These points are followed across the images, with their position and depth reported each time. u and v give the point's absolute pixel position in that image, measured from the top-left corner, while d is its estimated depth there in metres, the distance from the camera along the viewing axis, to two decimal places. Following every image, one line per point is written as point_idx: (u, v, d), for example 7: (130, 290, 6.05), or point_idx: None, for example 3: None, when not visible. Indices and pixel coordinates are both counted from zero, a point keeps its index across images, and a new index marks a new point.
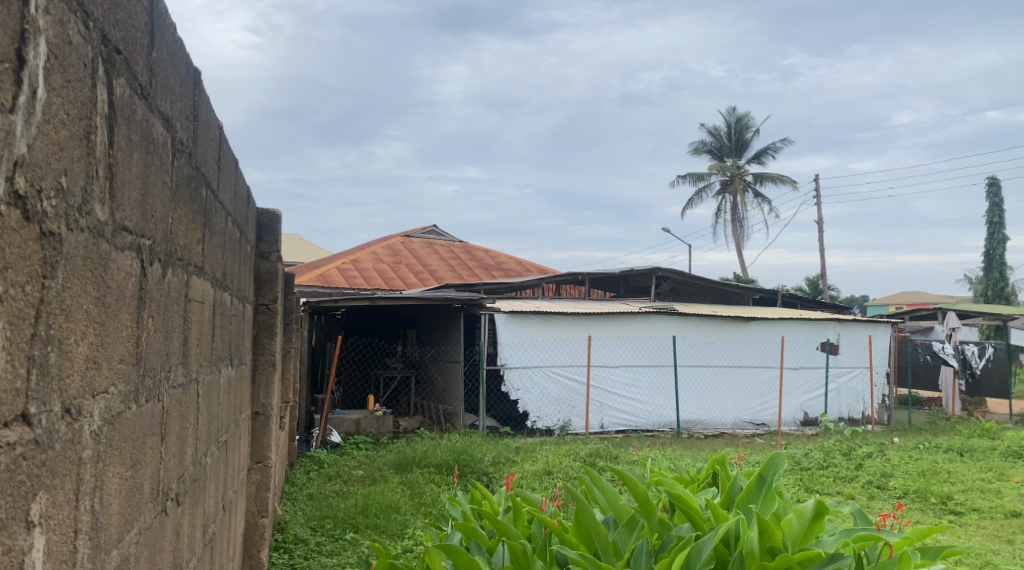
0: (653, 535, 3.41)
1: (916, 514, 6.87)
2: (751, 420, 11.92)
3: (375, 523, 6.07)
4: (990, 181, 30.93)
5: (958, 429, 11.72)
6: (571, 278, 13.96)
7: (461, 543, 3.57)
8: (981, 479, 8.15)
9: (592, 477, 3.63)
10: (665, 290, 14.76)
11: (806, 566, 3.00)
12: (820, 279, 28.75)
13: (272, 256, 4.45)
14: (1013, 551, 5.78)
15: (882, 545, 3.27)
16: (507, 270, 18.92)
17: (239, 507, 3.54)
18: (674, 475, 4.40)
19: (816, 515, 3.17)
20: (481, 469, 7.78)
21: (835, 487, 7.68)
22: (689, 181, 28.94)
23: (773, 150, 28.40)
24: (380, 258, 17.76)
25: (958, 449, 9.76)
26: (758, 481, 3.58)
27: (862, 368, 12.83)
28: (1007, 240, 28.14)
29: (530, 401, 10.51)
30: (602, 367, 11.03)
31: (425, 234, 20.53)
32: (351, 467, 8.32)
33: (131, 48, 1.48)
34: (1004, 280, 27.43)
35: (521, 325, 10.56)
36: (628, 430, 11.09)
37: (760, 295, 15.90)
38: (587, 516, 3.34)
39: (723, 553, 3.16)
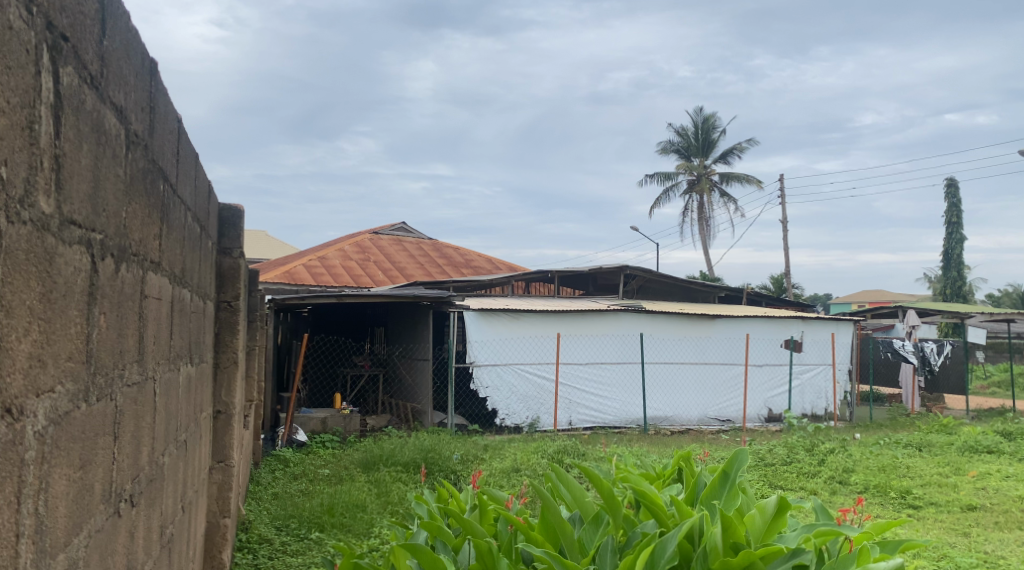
0: (619, 532, 3.42)
1: (876, 509, 6.97)
2: (717, 417, 12.02)
3: (341, 522, 6.03)
4: (948, 182, 31.49)
5: (918, 425, 11.92)
6: (539, 276, 14.00)
7: (427, 542, 3.55)
8: (939, 474, 8.30)
9: (558, 474, 3.63)
10: (633, 288, 14.84)
11: (769, 562, 3.03)
12: (784, 277, 29.07)
13: (235, 253, 4.40)
14: (970, 544, 5.88)
15: (843, 539, 3.32)
16: (475, 268, 18.93)
17: (199, 509, 3.49)
18: (640, 471, 4.43)
19: (778, 511, 3.21)
20: (449, 468, 7.77)
21: (798, 482, 7.77)
22: (656, 180, 29.07)
23: (739, 150, 28.65)
24: (348, 256, 17.66)
25: (917, 445, 9.92)
26: (722, 477, 3.61)
27: (825, 365, 13.00)
28: (964, 240, 28.63)
29: (498, 399, 10.51)
30: (570, 364, 11.06)
31: (394, 231, 20.44)
32: (316, 466, 8.23)
33: (79, 35, 1.45)
34: (962, 279, 27.96)
35: (489, 322, 10.55)
36: (595, 427, 11.14)
37: (727, 293, 16.05)
38: (553, 513, 3.35)
39: (687, 549, 3.18)
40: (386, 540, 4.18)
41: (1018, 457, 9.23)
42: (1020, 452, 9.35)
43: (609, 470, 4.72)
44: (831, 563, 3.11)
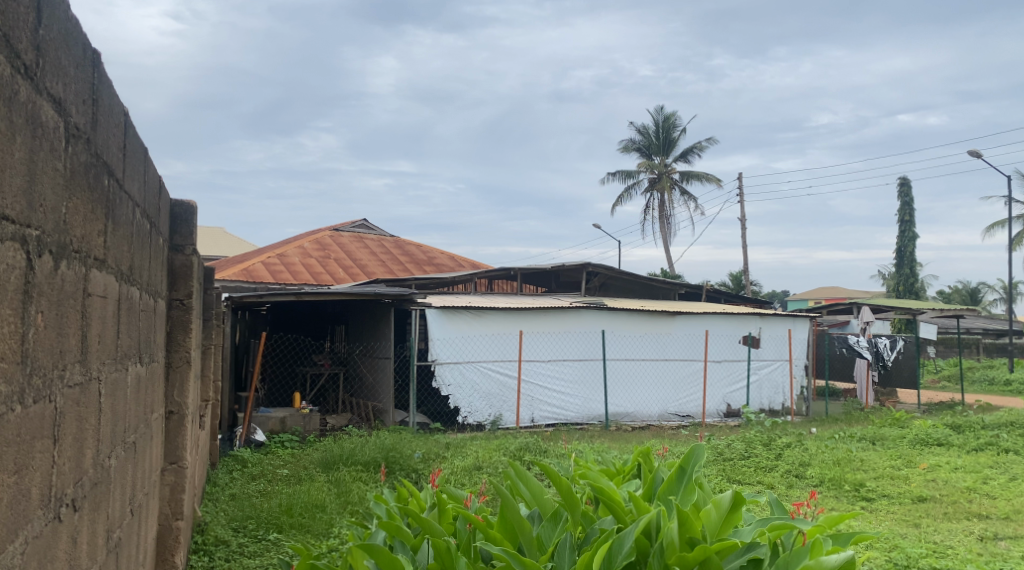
0: (578, 528, 3.45)
1: (830, 501, 7.10)
2: (677, 412, 12.14)
3: (300, 523, 6.00)
4: (901, 181, 32.10)
5: (871, 419, 12.14)
6: (502, 274, 14.02)
7: (385, 542, 3.54)
8: (891, 466, 8.47)
9: (517, 471, 3.64)
10: (595, 285, 14.92)
11: (723, 557, 3.09)
12: (742, 274, 29.40)
13: (187, 250, 4.34)
14: (919, 535, 6.02)
15: (797, 533, 3.38)
16: (438, 266, 18.89)
17: (150, 513, 3.46)
18: (601, 467, 4.47)
19: (733, 505, 3.26)
20: (410, 467, 7.75)
21: (756, 476, 7.90)
22: (618, 178, 29.23)
23: (699, 149, 28.90)
24: (308, 253, 17.51)
25: (870, 438, 10.11)
26: (679, 473, 3.65)
27: (782, 361, 13.19)
28: (916, 237, 29.19)
29: (460, 396, 10.50)
30: (532, 362, 11.09)
31: (355, 228, 20.30)
32: (275, 467, 8.16)
33: (12, 24, 1.44)
34: (915, 276, 28.56)
35: (451, 320, 10.53)
36: (558, 424, 11.19)
37: (687, 290, 16.22)
38: (512, 511, 3.37)
39: (643, 544, 3.22)
40: (345, 540, 4.16)
41: (967, 449, 9.46)
42: (970, 444, 9.59)
43: (571, 467, 4.75)
44: (785, 557, 3.17)
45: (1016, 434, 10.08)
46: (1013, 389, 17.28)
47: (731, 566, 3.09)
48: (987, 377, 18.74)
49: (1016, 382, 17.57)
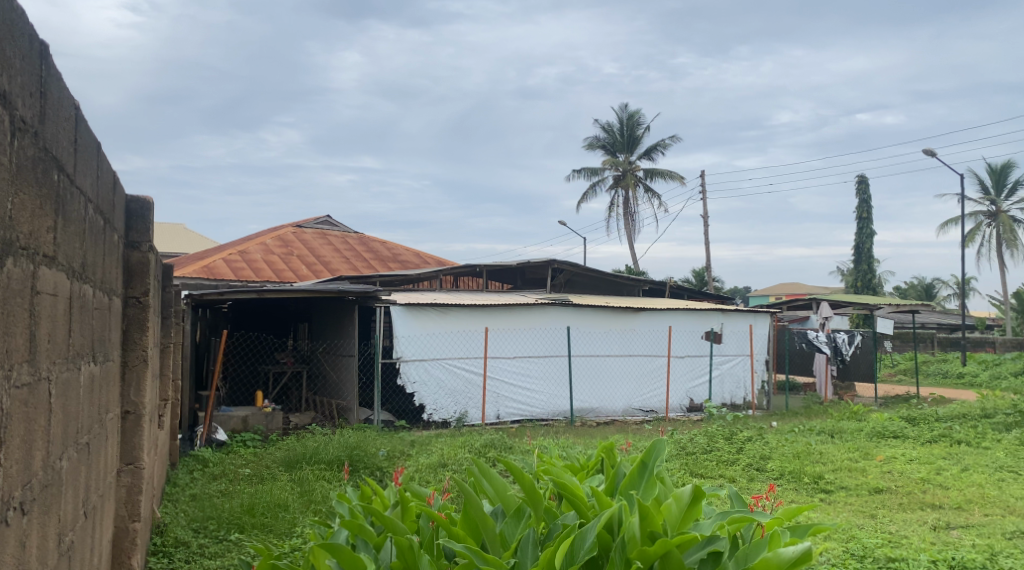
0: (540, 524, 3.47)
1: (790, 494, 7.21)
2: (641, 408, 12.25)
3: (262, 522, 5.97)
4: (860, 179, 32.63)
5: (830, 412, 12.35)
6: (468, 270, 14.03)
7: (348, 541, 3.54)
8: (848, 459, 8.62)
9: (481, 469, 3.64)
10: (560, 282, 14.98)
11: (685, 550, 3.14)
12: (705, 271, 29.67)
13: (143, 247, 4.27)
14: (876, 526, 6.14)
15: (756, 525, 3.43)
16: (402, 262, 18.83)
17: (105, 514, 3.42)
18: (565, 463, 4.51)
19: (693, 499, 3.30)
20: (375, 465, 7.75)
21: (717, 470, 8.01)
22: (583, 175, 29.29)
23: (663, 146, 29.08)
24: (270, 249, 17.34)
25: (829, 432, 10.28)
26: (641, 468, 3.68)
27: (742, 356, 13.35)
28: (874, 234, 29.70)
29: (426, 394, 10.49)
30: (497, 359, 11.11)
31: (318, 224, 20.12)
32: (236, 466, 8.07)
33: None
34: (872, 272, 29.05)
35: (416, 318, 10.51)
36: (523, 420, 11.23)
37: (651, 286, 16.35)
38: (475, 507, 3.39)
39: (606, 539, 3.25)
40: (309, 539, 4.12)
41: (922, 441, 9.66)
42: (924, 436, 9.79)
43: (535, 463, 4.78)
44: (744, 551, 3.21)
45: (968, 426, 10.33)
46: (967, 382, 17.68)
47: (692, 558, 3.13)
48: (942, 370, 19.14)
49: (969, 375, 17.98)
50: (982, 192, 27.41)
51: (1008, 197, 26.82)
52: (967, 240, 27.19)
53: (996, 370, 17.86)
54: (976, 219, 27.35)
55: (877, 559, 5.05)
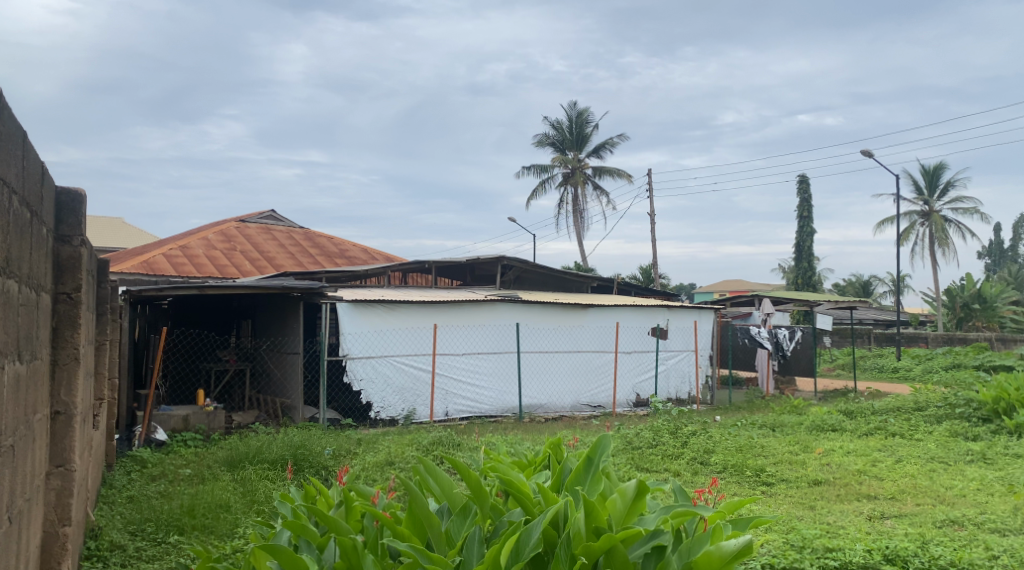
0: (486, 521, 3.45)
1: (732, 487, 7.33)
2: (588, 403, 12.31)
3: (203, 525, 5.85)
4: (800, 178, 33.27)
5: (771, 407, 12.54)
6: (417, 266, 13.95)
7: (290, 542, 3.48)
8: (789, 452, 8.77)
9: (426, 467, 3.59)
10: (509, 278, 14.96)
11: (628, 545, 3.19)
12: (651, 269, 29.95)
13: (73, 241, 4.13)
14: (814, 517, 6.27)
15: (699, 519, 3.43)
16: (349, 259, 18.64)
17: (32, 517, 3.31)
18: (512, 459, 4.50)
19: (637, 493, 3.31)
20: (320, 464, 7.64)
21: (663, 464, 8.11)
22: (533, 171, 29.29)
23: (611, 145, 29.25)
24: (213, 245, 17.01)
25: (770, 425, 10.45)
26: (586, 463, 3.69)
27: (687, 351, 13.52)
28: (814, 232, 30.34)
29: (372, 392, 10.40)
30: (446, 356, 11.06)
31: (263, 219, 19.76)
32: (176, 467, 7.92)
33: None
34: (813, 270, 29.63)
35: (363, 314, 10.41)
36: (471, 417, 11.20)
37: (598, 283, 16.46)
38: (420, 505, 3.37)
39: (551, 535, 3.25)
40: (252, 540, 4.03)
41: (858, 434, 9.88)
42: (861, 429, 10.02)
43: (483, 460, 4.76)
44: (686, 544, 3.23)
45: (903, 419, 10.60)
46: (901, 376, 18.16)
47: (636, 553, 3.18)
48: (878, 365, 19.64)
49: (904, 369, 18.48)
50: (916, 192, 28.15)
51: (941, 197, 27.60)
52: (902, 239, 27.95)
53: (930, 364, 18.38)
54: (910, 218, 28.08)
55: (815, 549, 5.15)
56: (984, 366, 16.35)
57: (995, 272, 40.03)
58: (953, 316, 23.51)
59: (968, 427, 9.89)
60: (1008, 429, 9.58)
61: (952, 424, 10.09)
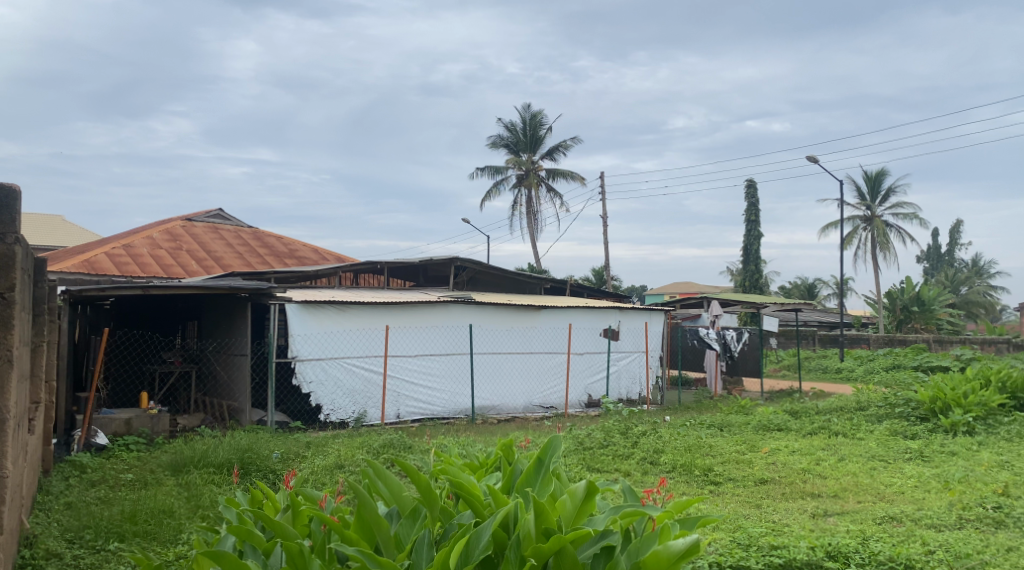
0: (436, 524, 3.41)
1: (680, 487, 7.40)
2: (541, 404, 12.33)
3: (145, 531, 5.73)
4: (748, 183, 33.78)
5: (719, 407, 12.69)
6: (368, 267, 13.83)
7: (235, 548, 3.42)
8: (736, 451, 8.88)
9: (375, 470, 3.54)
10: (463, 279, 14.92)
11: (578, 546, 3.18)
12: (604, 271, 30.14)
13: (7, 239, 3.99)
14: (760, 516, 6.35)
15: (648, 519, 3.42)
16: (299, 259, 18.43)
17: None
18: (464, 461, 4.47)
19: (587, 494, 3.31)
20: (267, 467, 7.53)
21: (613, 464, 8.16)
22: (487, 173, 29.26)
23: (565, 147, 29.33)
24: (158, 244, 16.66)
25: (718, 425, 10.57)
26: (537, 464, 3.68)
27: (638, 352, 13.62)
28: (761, 236, 30.82)
29: (323, 394, 10.27)
30: (398, 357, 10.97)
31: (210, 217, 19.40)
32: (118, 471, 7.75)
33: None
34: (760, 273, 30.11)
35: (313, 316, 10.30)
36: (424, 419, 11.12)
37: (551, 283, 16.50)
38: (369, 509, 3.33)
39: (501, 537, 3.22)
40: (195, 544, 3.94)
41: (803, 433, 10.05)
42: (805, 429, 10.19)
43: (432, 460, 4.73)
44: (638, 546, 3.23)
45: (845, 418, 10.81)
46: (844, 376, 18.54)
47: (586, 554, 3.19)
48: (822, 366, 20.02)
49: (847, 370, 18.87)
50: (859, 197, 28.78)
51: (882, 203, 28.25)
52: (846, 243, 28.54)
53: (872, 365, 18.79)
54: (853, 223, 28.69)
55: (761, 547, 5.21)
56: (923, 367, 16.77)
57: (933, 276, 41.14)
58: (893, 318, 24.04)
59: (907, 425, 10.13)
60: (944, 428, 9.85)
61: (892, 422, 10.32)
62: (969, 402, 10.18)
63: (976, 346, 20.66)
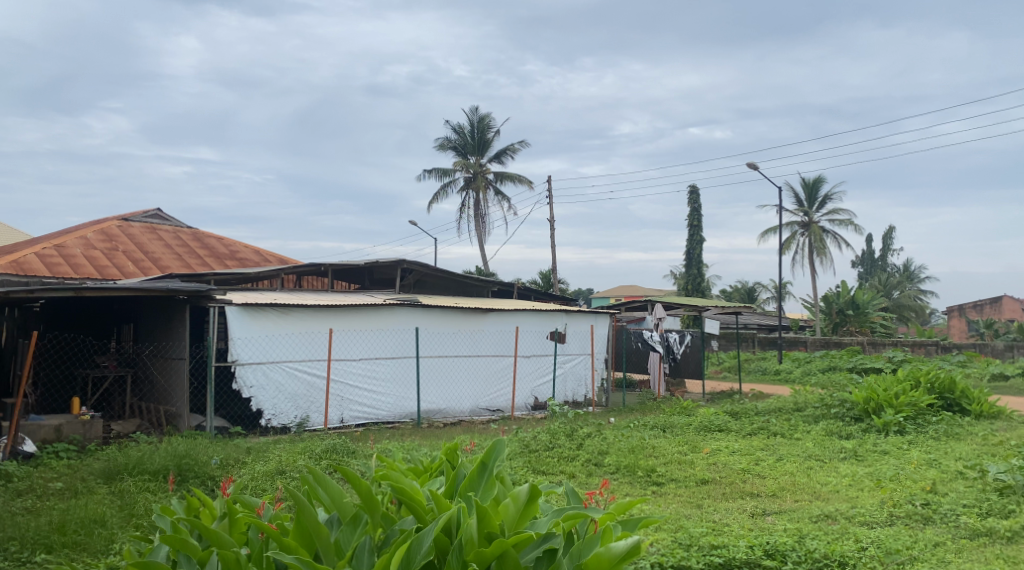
0: (377, 530, 3.33)
1: (624, 488, 7.44)
2: (487, 407, 12.28)
3: (75, 541, 5.54)
4: (691, 188, 34.23)
5: (662, 408, 12.81)
6: (312, 269, 13.62)
7: (169, 558, 3.31)
8: (678, 452, 8.97)
9: (315, 476, 3.45)
10: (409, 282, 14.80)
11: (520, 549, 3.14)
12: (550, 274, 30.25)
13: None
14: (700, 515, 6.41)
15: (590, 520, 3.39)
16: (240, 260, 18.09)
17: None
18: (407, 466, 4.41)
19: (530, 497, 3.27)
20: (206, 474, 7.34)
21: (558, 466, 8.17)
22: (434, 175, 29.12)
23: (512, 150, 29.33)
24: (92, 244, 16.17)
25: (661, 426, 10.66)
26: (480, 467, 3.63)
27: (584, 355, 13.66)
28: (703, 240, 31.26)
29: (264, 399, 10.08)
30: (342, 361, 10.82)
31: (147, 217, 18.89)
32: (47, 480, 7.48)
33: None
34: (701, 277, 30.55)
35: (254, 319, 10.10)
36: (368, 423, 10.99)
37: (499, 287, 16.44)
38: (308, 515, 3.25)
39: (443, 542, 3.17)
40: (128, 555, 3.78)
41: (743, 434, 10.19)
42: (745, 429, 10.34)
43: (374, 466, 4.63)
44: (581, 549, 3.21)
45: (783, 419, 11.01)
46: (782, 378, 18.90)
47: (528, 557, 3.14)
48: (761, 368, 20.39)
49: (786, 372, 19.22)
50: (797, 203, 29.38)
51: (820, 209, 28.89)
52: (784, 248, 29.12)
53: (809, 367, 19.18)
54: (791, 228, 29.27)
55: (701, 546, 5.25)
56: (857, 368, 17.19)
57: (867, 280, 42.19)
58: (829, 322, 24.57)
59: (842, 425, 10.35)
60: (877, 427, 10.08)
61: (828, 423, 10.52)
62: (900, 402, 10.45)
63: (907, 349, 21.25)
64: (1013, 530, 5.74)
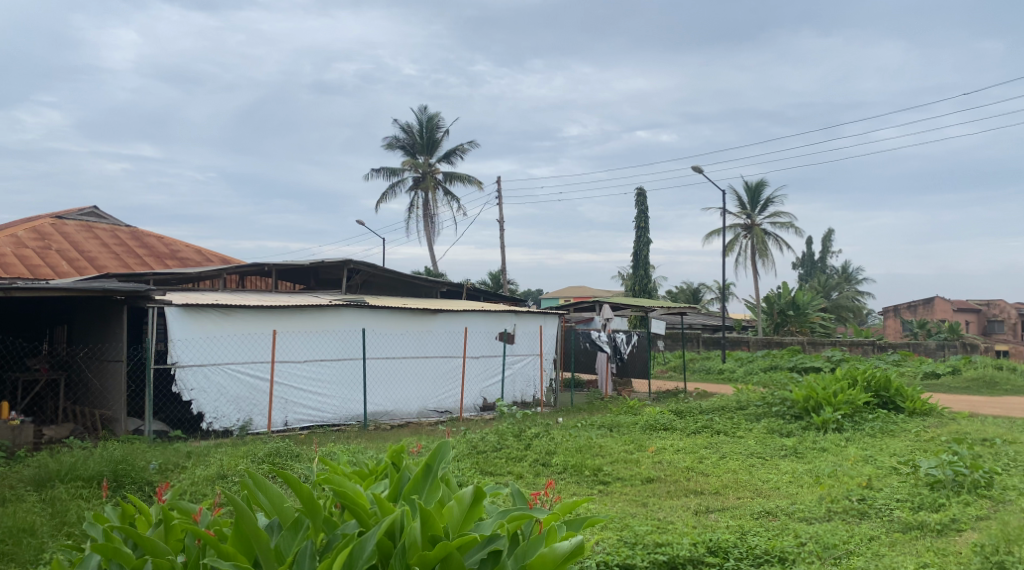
0: (318, 535, 3.25)
1: (570, 488, 7.45)
2: (435, 409, 12.20)
3: (2, 552, 5.35)
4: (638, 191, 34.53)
5: (609, 408, 12.87)
6: (256, 269, 13.39)
7: (100, 567, 3.19)
8: (624, 451, 9.01)
9: (256, 480, 3.36)
10: (356, 283, 14.64)
11: (465, 552, 3.09)
12: (499, 274, 30.23)
13: None
14: (644, 513, 6.45)
15: (535, 521, 3.35)
16: (181, 260, 17.70)
17: None
18: (351, 469, 4.32)
19: (474, 499, 3.23)
20: (143, 479, 7.16)
21: (505, 467, 8.15)
22: (383, 175, 28.89)
23: (461, 151, 29.26)
24: (23, 242, 15.67)
25: (607, 425, 10.70)
26: (425, 469, 3.57)
27: (532, 355, 13.65)
28: (649, 241, 31.57)
29: (204, 402, 9.87)
30: (286, 363, 10.65)
31: (83, 216, 18.38)
32: None
33: None
34: (647, 278, 30.83)
35: (195, 320, 9.89)
36: (313, 426, 10.83)
37: (448, 287, 16.36)
38: (247, 520, 3.16)
39: (386, 546, 3.11)
40: (59, 564, 3.62)
41: (688, 432, 10.31)
42: (689, 428, 10.45)
43: (317, 469, 4.52)
44: (526, 550, 3.18)
45: (726, 417, 11.15)
46: (726, 377, 19.16)
47: (473, 559, 3.09)
48: (705, 367, 20.67)
49: (729, 371, 19.49)
50: (741, 205, 29.85)
51: (762, 211, 29.37)
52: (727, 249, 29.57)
53: (752, 366, 19.47)
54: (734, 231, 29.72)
55: (645, 544, 5.27)
56: (797, 367, 17.50)
57: (808, 281, 43.09)
58: (770, 321, 24.98)
59: (783, 424, 10.52)
60: (817, 425, 10.27)
61: (770, 421, 10.68)
62: (839, 400, 10.64)
63: (844, 348, 21.71)
64: (943, 523, 5.89)
